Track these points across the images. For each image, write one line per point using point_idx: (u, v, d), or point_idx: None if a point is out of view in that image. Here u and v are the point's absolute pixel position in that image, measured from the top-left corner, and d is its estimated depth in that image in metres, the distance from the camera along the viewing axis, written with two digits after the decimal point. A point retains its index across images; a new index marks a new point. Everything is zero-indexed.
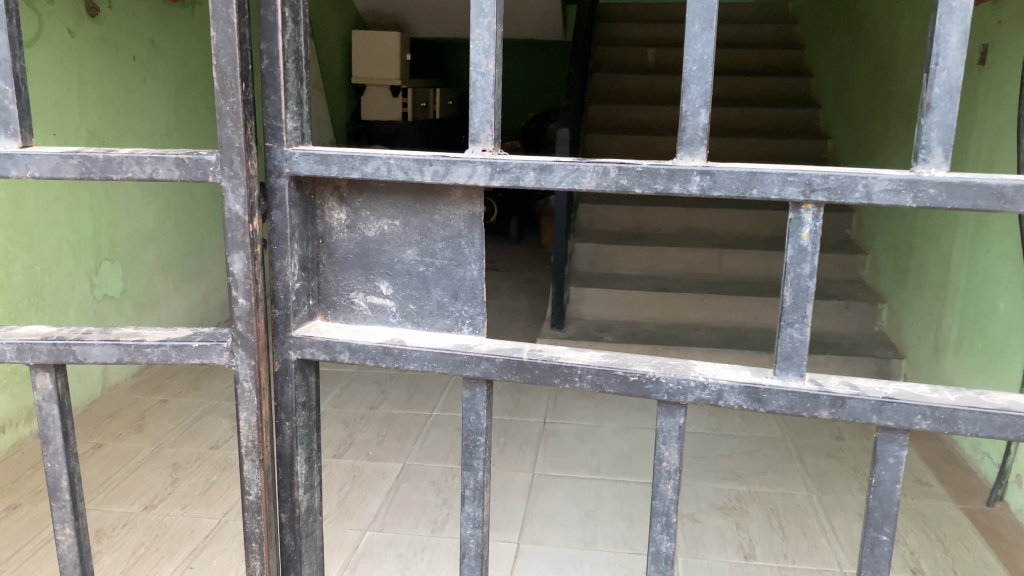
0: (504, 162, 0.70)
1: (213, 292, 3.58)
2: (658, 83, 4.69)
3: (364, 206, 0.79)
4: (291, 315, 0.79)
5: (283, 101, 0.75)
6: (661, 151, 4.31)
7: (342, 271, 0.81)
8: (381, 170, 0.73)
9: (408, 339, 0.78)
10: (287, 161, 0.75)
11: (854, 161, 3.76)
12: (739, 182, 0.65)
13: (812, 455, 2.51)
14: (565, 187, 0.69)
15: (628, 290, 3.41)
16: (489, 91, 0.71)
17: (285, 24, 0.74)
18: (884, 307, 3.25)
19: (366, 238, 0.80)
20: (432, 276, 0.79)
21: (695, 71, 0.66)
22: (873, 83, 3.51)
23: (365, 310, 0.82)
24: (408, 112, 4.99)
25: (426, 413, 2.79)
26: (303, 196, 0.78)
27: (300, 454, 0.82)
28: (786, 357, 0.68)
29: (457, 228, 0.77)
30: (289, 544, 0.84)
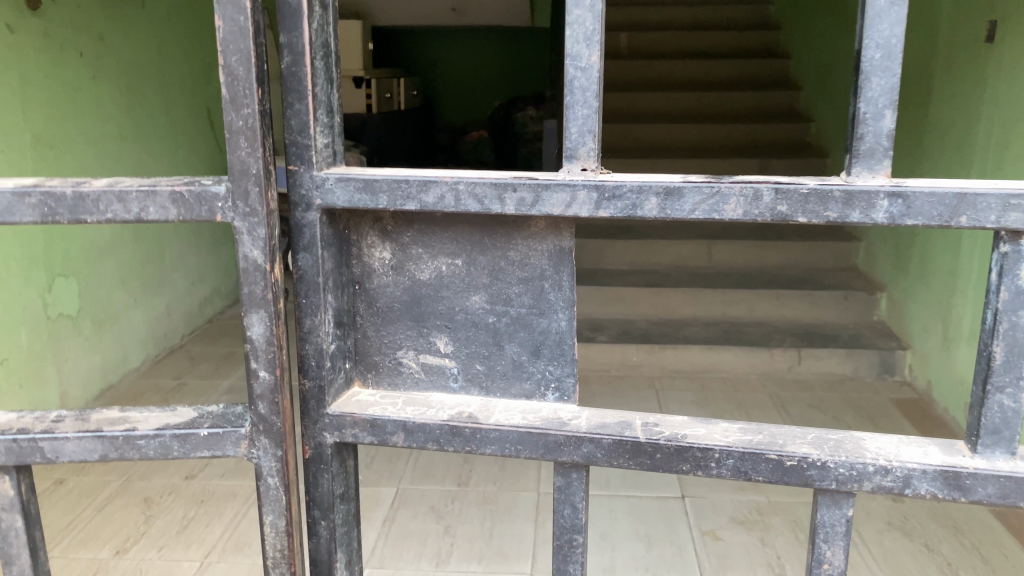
0: (615, 184, 0.55)
1: (176, 303, 3.34)
2: (632, 68, 4.53)
3: (416, 241, 0.61)
4: (325, 385, 0.61)
5: (312, 112, 0.57)
6: (641, 139, 4.17)
7: (386, 325, 0.64)
8: (446, 200, 0.56)
9: (481, 410, 0.61)
10: (319, 189, 0.58)
11: (841, 145, 3.64)
12: (940, 206, 0.54)
13: None
14: (702, 213, 0.56)
15: (618, 287, 3.26)
16: (593, 90, 0.56)
17: (313, 8, 0.56)
18: (883, 295, 3.13)
19: (417, 282, 0.62)
20: (506, 328, 0.62)
21: (879, 60, 0.57)
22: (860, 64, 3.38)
23: (416, 372, 0.64)
24: (373, 103, 4.78)
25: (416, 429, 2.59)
26: (336, 231, 0.61)
27: (340, 558, 0.64)
28: (995, 431, 0.58)
29: (539, 267, 0.60)
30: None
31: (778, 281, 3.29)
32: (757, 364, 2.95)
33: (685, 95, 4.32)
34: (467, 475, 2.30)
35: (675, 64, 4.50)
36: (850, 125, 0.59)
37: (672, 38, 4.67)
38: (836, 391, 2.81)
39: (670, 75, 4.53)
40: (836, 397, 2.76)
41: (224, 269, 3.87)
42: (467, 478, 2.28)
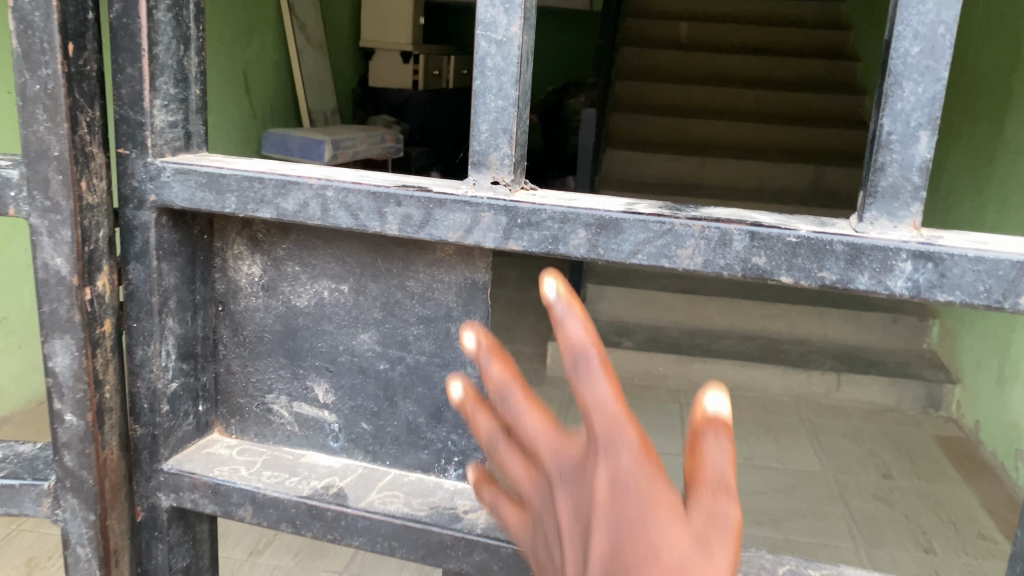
0: (538, 212, 0.48)
1: None
2: (689, 60, 4.33)
3: (291, 264, 0.58)
4: (172, 426, 0.60)
5: (146, 86, 0.54)
6: (692, 135, 3.98)
7: (255, 359, 0.61)
8: (308, 211, 0.52)
9: (358, 486, 0.58)
10: (155, 182, 0.55)
11: None
12: (979, 279, 0.43)
13: (856, 496, 2.17)
14: (647, 258, 0.47)
15: (651, 290, 3.09)
16: (511, 66, 0.49)
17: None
18: (936, 322, 2.91)
19: (291, 310, 0.59)
20: (397, 380, 0.57)
21: (917, 58, 0.42)
22: None
23: (290, 419, 0.61)
24: (419, 79, 4.66)
25: None
26: (187, 238, 0.58)
27: None
28: None
29: (444, 305, 0.54)
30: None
31: (824, 296, 3.09)
32: (793, 386, 2.76)
33: (744, 92, 4.10)
34: None
35: (736, 59, 4.28)
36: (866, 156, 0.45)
37: (734, 32, 4.45)
38: (874, 422, 2.61)
39: (730, 71, 4.32)
40: (875, 429, 2.56)
41: None
42: None
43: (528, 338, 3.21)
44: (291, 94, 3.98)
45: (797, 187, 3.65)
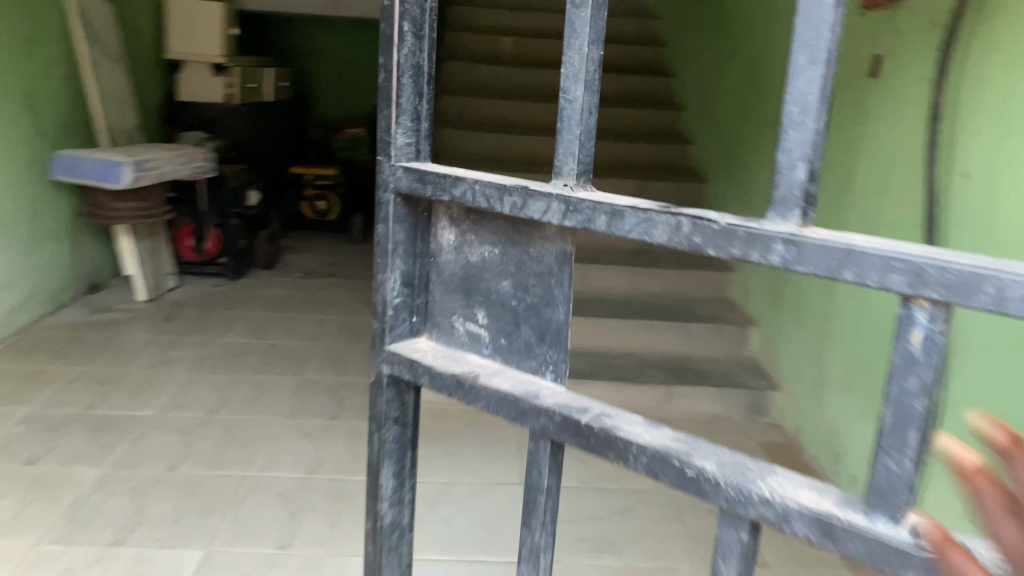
0: (577, 200, 0.67)
1: None
2: (512, 74, 4.34)
3: (469, 231, 0.80)
4: (391, 329, 0.86)
5: (394, 116, 0.82)
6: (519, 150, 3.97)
7: (444, 293, 0.84)
8: (467, 194, 0.75)
9: (484, 375, 0.80)
10: (392, 177, 0.82)
11: (720, 170, 3.52)
12: (831, 260, 0.53)
13: (693, 513, 2.18)
14: (637, 236, 0.64)
15: None
16: (589, 71, 0.69)
17: (405, 40, 0.80)
18: (756, 330, 3.02)
19: (469, 262, 0.81)
20: (521, 310, 0.77)
21: (805, 66, 0.57)
22: (741, 86, 3.28)
23: (463, 335, 0.84)
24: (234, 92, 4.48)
25: (240, 475, 2.24)
26: (412, 215, 0.84)
27: (387, 468, 0.89)
28: (909, 524, 0.54)
29: (549, 262, 0.74)
30: (404, 552, 0.93)
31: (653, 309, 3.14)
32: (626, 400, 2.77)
33: None
34: (291, 536, 1.97)
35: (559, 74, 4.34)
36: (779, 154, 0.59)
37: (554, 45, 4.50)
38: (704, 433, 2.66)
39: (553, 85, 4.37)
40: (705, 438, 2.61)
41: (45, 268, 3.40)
42: (290, 539, 1.96)
43: (359, 368, 3.08)
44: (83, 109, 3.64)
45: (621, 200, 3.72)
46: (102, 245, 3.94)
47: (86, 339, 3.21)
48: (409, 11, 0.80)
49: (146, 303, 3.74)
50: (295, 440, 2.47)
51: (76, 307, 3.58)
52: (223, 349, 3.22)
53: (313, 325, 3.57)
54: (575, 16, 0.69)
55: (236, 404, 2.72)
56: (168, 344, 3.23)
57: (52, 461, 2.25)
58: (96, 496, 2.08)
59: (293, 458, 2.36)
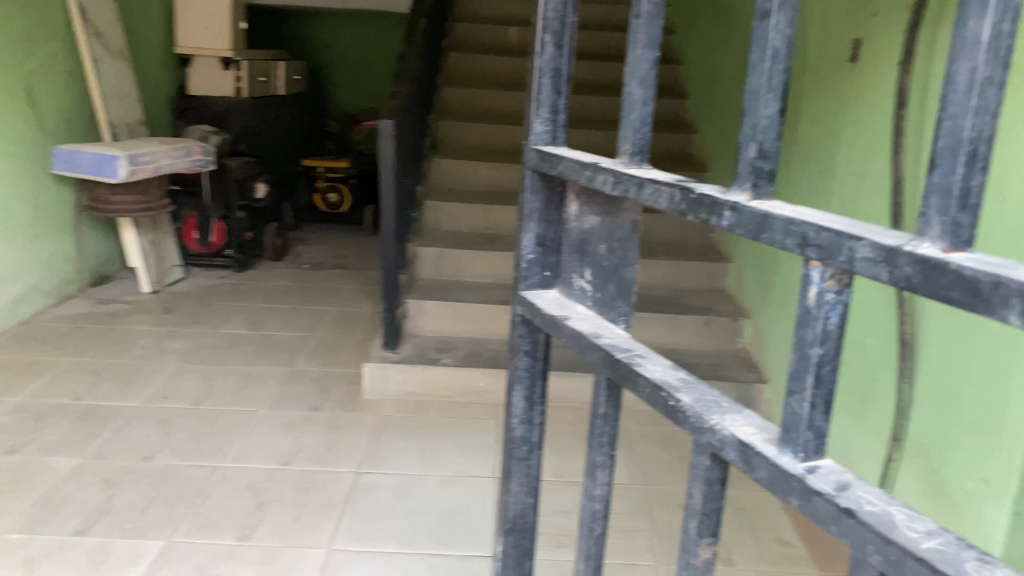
0: (623, 173, 0.74)
1: None
2: (517, 65, 4.30)
3: (583, 199, 0.88)
4: (524, 279, 0.95)
5: (535, 109, 0.91)
6: (519, 141, 3.94)
7: (569, 256, 0.92)
8: (566, 168, 0.84)
9: (575, 319, 0.86)
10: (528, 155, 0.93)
11: (720, 159, 3.44)
12: (754, 224, 0.59)
13: (663, 508, 2.15)
14: (653, 203, 0.70)
15: (471, 302, 2.99)
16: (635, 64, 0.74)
17: (545, 48, 0.89)
18: (748, 322, 2.97)
19: (583, 229, 0.88)
20: (608, 269, 0.85)
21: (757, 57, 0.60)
22: (738, 74, 3.20)
23: (577, 290, 0.91)
24: (242, 86, 4.51)
25: (213, 466, 2.26)
26: (548, 187, 0.93)
27: (515, 414, 0.99)
28: (787, 428, 0.59)
29: (625, 227, 0.82)
30: (533, 470, 1.01)
31: (645, 301, 3.09)
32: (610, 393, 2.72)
33: None
34: (253, 526, 1.98)
35: None
36: (742, 129, 0.62)
37: None
38: None
39: None
40: (688, 432, 2.57)
41: (47, 264, 3.46)
42: (252, 529, 1.97)
43: (346, 359, 3.09)
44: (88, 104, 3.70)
45: None
46: (111, 240, 4.00)
47: (88, 331, 3.27)
48: (549, 22, 0.88)
49: (149, 295, 3.79)
50: (274, 431, 2.49)
51: (83, 298, 3.66)
52: (218, 339, 3.25)
53: (310, 317, 3.58)
54: (636, 27, 0.74)
55: (221, 394, 2.75)
56: (166, 335, 3.28)
57: (31, 449, 2.29)
58: (68, 486, 2.12)
59: (268, 447, 2.38)
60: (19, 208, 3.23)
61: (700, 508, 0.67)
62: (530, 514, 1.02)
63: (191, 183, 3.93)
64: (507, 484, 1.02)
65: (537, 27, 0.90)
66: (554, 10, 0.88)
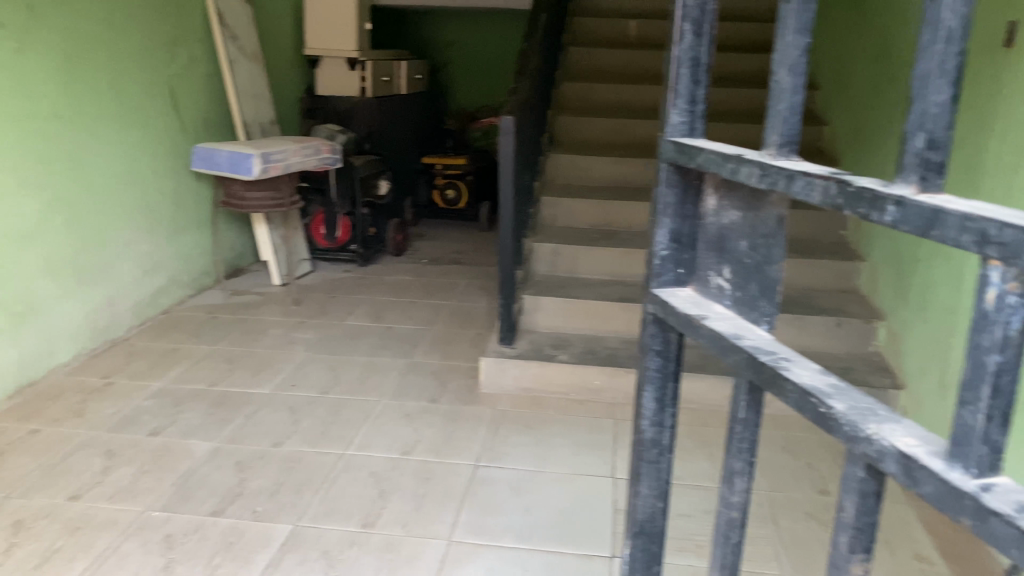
0: (770, 165, 0.70)
1: (121, 294, 3.16)
2: (637, 58, 4.23)
3: (724, 194, 0.85)
4: (657, 276, 0.93)
5: (671, 100, 0.88)
6: (638, 136, 3.88)
7: (706, 252, 0.89)
8: (706, 162, 0.81)
9: (713, 319, 0.83)
10: (664, 149, 0.90)
11: (852, 152, 3.28)
12: (923, 220, 0.54)
13: (788, 516, 2.07)
14: (803, 198, 0.66)
15: (589, 299, 2.96)
16: (785, 53, 0.70)
17: (683, 37, 0.86)
18: (882, 324, 2.82)
19: (723, 225, 0.85)
20: (751, 268, 0.81)
21: (928, 41, 0.55)
22: (874, 62, 3.05)
23: (714, 288, 0.88)
24: (367, 86, 4.64)
25: (338, 453, 2.33)
26: (684, 181, 0.90)
27: (646, 413, 0.96)
28: (956, 442, 0.54)
29: (769, 225, 0.78)
30: (663, 473, 0.98)
31: None
32: None
33: None
34: (375, 514, 2.03)
35: None
36: (910, 118, 0.57)
37: None
38: (815, 432, 2.51)
39: None
40: (815, 438, 2.47)
41: (187, 257, 3.66)
42: (374, 517, 2.02)
43: (464, 353, 3.12)
44: (225, 105, 3.88)
45: None
46: (244, 234, 4.20)
47: (222, 320, 3.44)
48: (688, 10, 0.85)
49: (279, 287, 3.95)
50: (395, 421, 2.55)
51: (218, 289, 3.85)
52: (342, 331, 3.35)
53: (429, 310, 3.64)
54: (785, 11, 0.70)
55: (345, 384, 2.83)
56: (294, 326, 3.41)
57: (172, 432, 2.43)
58: (205, 468, 2.23)
59: (389, 437, 2.44)
60: (163, 204, 3.43)
61: (852, 523, 0.63)
62: (658, 514, 1.00)
63: (319, 180, 4.08)
64: (636, 486, 1.00)
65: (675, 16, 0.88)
66: None
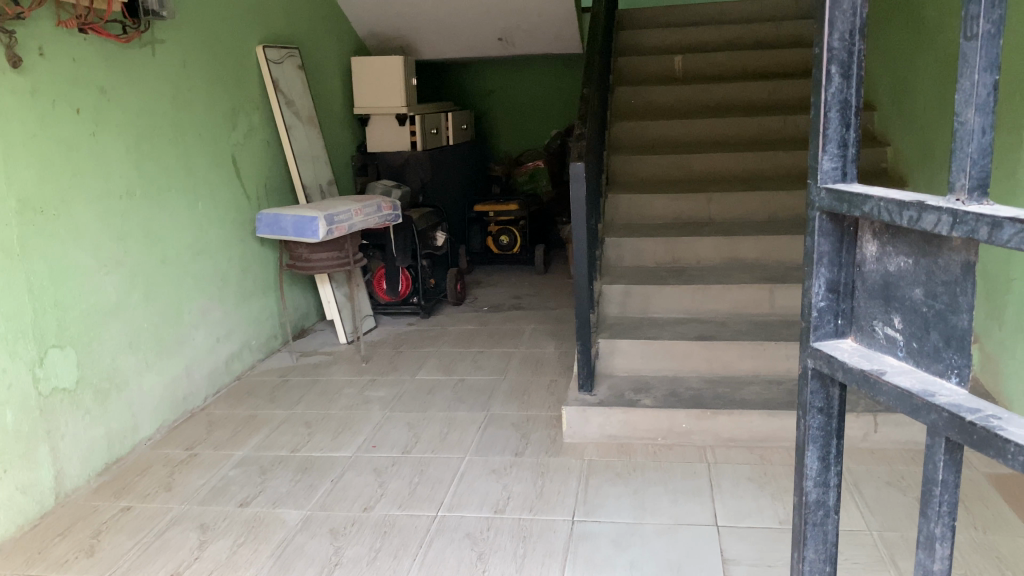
0: (965, 212, 0.66)
1: (197, 363, 3.19)
2: (685, 93, 4.20)
3: (889, 240, 0.80)
4: (815, 329, 0.89)
5: (821, 145, 0.85)
6: (696, 170, 3.84)
7: (869, 301, 0.84)
8: (875, 210, 0.77)
9: (892, 373, 0.79)
10: (816, 196, 0.87)
11: (922, 172, 3.19)
12: None
13: (908, 556, 1.97)
14: (1014, 247, 0.62)
15: (666, 339, 2.91)
16: (972, 95, 0.67)
17: (831, 80, 0.83)
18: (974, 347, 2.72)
19: (889, 273, 0.81)
20: (931, 316, 0.76)
21: None
22: (938, 79, 2.96)
23: (882, 339, 0.83)
24: (417, 140, 4.69)
25: (430, 516, 2.29)
26: (838, 228, 0.86)
27: (810, 471, 0.92)
28: None
29: (952, 271, 0.73)
30: (830, 536, 0.94)
31: None
32: None
33: (742, 120, 3.95)
34: None
35: (736, 87, 4.12)
36: None
37: (730, 59, 4.31)
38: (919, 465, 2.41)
39: (731, 99, 4.18)
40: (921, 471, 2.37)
41: (255, 321, 3.69)
42: None
43: (542, 402, 3.08)
44: (283, 168, 3.94)
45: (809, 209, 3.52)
46: (308, 294, 4.22)
47: (295, 383, 3.44)
48: (835, 52, 0.82)
49: (347, 345, 3.97)
50: (483, 476, 2.51)
51: (287, 351, 3.87)
52: (415, 386, 3.34)
53: (499, 359, 3.62)
54: (969, 49, 0.66)
55: (426, 441, 2.80)
56: (366, 384, 3.39)
57: (261, 501, 2.42)
58: (300, 537, 2.21)
59: (480, 494, 2.40)
60: (232, 270, 3.47)
61: None
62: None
63: (379, 237, 4.10)
64: (802, 551, 0.94)
65: (819, 59, 0.85)
66: (840, 40, 0.82)
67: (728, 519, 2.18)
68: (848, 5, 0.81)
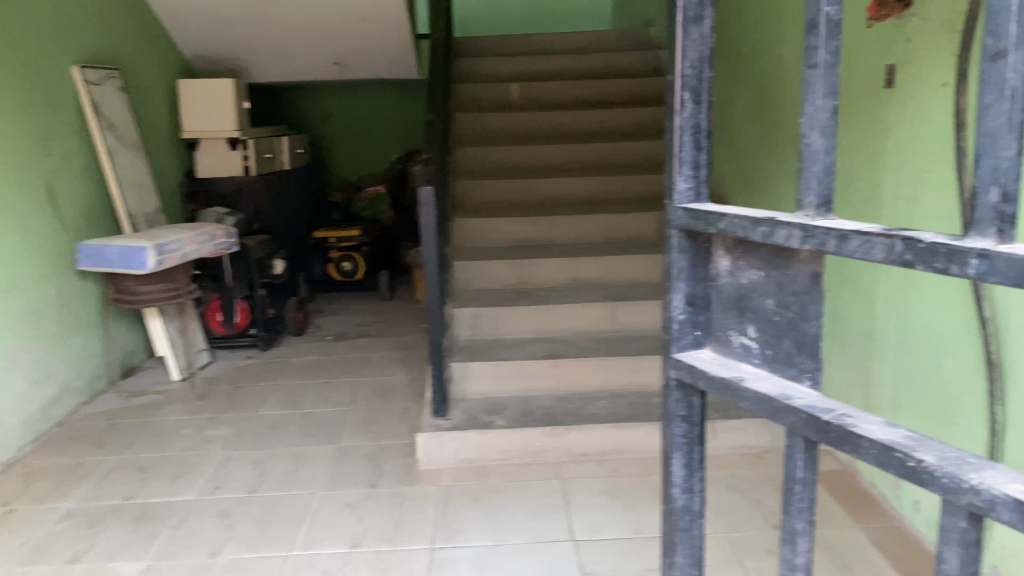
0: (814, 227, 0.71)
1: (10, 410, 2.90)
2: (523, 119, 4.29)
3: (741, 255, 0.85)
4: (676, 341, 0.93)
5: (677, 168, 0.90)
6: (537, 194, 3.93)
7: (724, 312, 0.89)
8: (729, 226, 0.82)
9: (751, 379, 0.84)
10: (673, 215, 0.91)
11: (742, 195, 3.43)
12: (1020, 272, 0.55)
13: (752, 555, 2.08)
14: (861, 258, 0.67)
15: (516, 360, 2.95)
16: (814, 119, 0.72)
17: (684, 105, 0.88)
18: None
19: (742, 285, 0.86)
20: (783, 324, 0.81)
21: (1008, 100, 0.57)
22: (753, 109, 3.20)
23: (738, 348, 0.88)
24: (251, 165, 4.53)
25: (283, 556, 2.19)
26: (694, 245, 0.91)
27: (676, 477, 0.95)
28: None
29: (800, 281, 0.78)
30: (697, 540, 0.97)
31: None
32: None
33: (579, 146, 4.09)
34: None
35: (571, 114, 4.27)
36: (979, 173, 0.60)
37: (564, 87, 4.46)
38: (756, 467, 2.57)
39: (567, 126, 4.32)
40: (757, 474, 2.52)
41: (76, 361, 3.40)
42: None
43: (394, 430, 3.03)
44: (105, 195, 3.68)
45: (643, 231, 3.69)
46: (135, 330, 3.95)
47: (126, 426, 3.20)
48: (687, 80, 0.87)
49: (181, 382, 3.73)
50: (337, 510, 2.44)
51: (114, 392, 3.60)
52: (260, 421, 3.19)
53: (347, 389, 3.53)
54: (811, 75, 0.72)
55: (274, 478, 2.68)
56: (205, 423, 3.21)
57: (93, 556, 2.22)
58: None
59: (335, 529, 2.32)
60: (48, 305, 3.19)
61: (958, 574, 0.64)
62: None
63: (214, 266, 3.91)
64: (672, 557, 0.98)
65: (673, 86, 0.90)
66: (692, 67, 0.87)
67: (585, 533, 2.22)
68: (697, 35, 0.87)
